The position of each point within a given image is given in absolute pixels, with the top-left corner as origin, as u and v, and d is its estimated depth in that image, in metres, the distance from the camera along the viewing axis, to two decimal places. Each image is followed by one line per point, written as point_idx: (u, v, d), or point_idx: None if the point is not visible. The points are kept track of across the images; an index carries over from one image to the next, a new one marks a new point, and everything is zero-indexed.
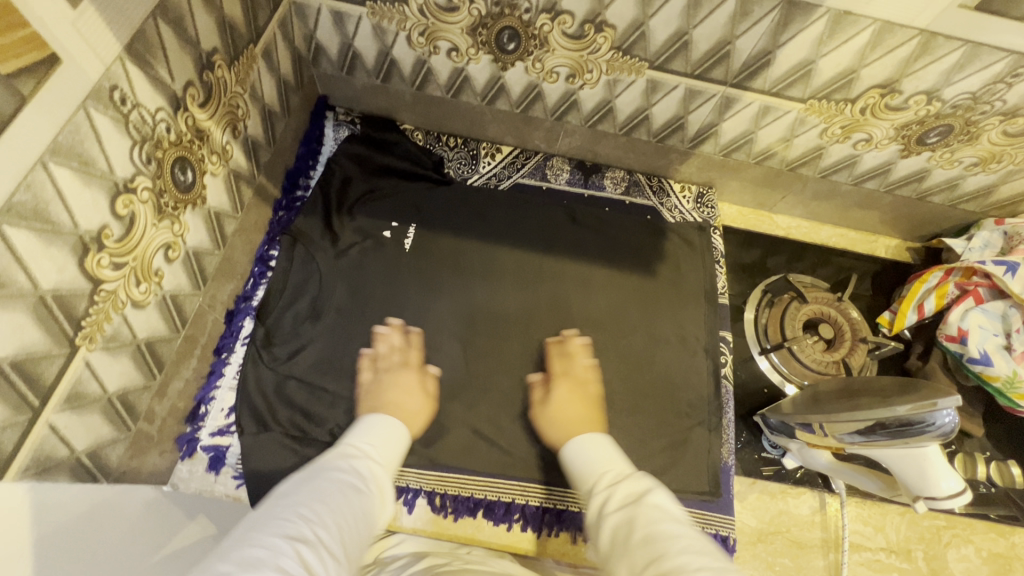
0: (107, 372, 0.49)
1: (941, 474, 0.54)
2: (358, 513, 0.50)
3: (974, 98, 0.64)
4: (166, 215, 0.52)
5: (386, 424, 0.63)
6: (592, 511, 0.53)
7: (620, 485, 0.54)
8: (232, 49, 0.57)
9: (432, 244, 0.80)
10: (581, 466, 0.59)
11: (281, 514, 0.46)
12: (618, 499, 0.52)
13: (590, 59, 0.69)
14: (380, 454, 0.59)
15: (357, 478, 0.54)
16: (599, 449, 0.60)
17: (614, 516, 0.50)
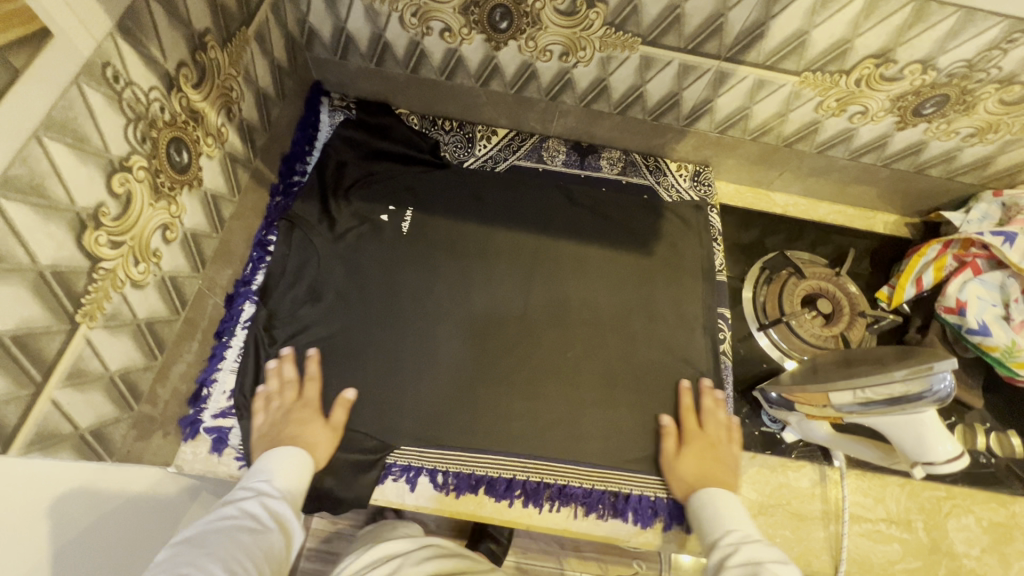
0: (109, 350, 0.49)
1: (938, 438, 0.54)
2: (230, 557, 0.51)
3: (969, 66, 0.64)
4: (162, 195, 0.53)
5: (286, 456, 0.61)
6: (713, 564, 0.57)
7: (753, 545, 0.57)
8: (224, 30, 0.57)
9: (429, 226, 0.80)
10: (706, 515, 0.62)
11: None
12: (747, 557, 0.55)
13: (583, 36, 0.69)
14: (280, 482, 0.60)
15: (234, 523, 0.55)
16: (733, 503, 0.63)
17: (738, 573, 0.54)
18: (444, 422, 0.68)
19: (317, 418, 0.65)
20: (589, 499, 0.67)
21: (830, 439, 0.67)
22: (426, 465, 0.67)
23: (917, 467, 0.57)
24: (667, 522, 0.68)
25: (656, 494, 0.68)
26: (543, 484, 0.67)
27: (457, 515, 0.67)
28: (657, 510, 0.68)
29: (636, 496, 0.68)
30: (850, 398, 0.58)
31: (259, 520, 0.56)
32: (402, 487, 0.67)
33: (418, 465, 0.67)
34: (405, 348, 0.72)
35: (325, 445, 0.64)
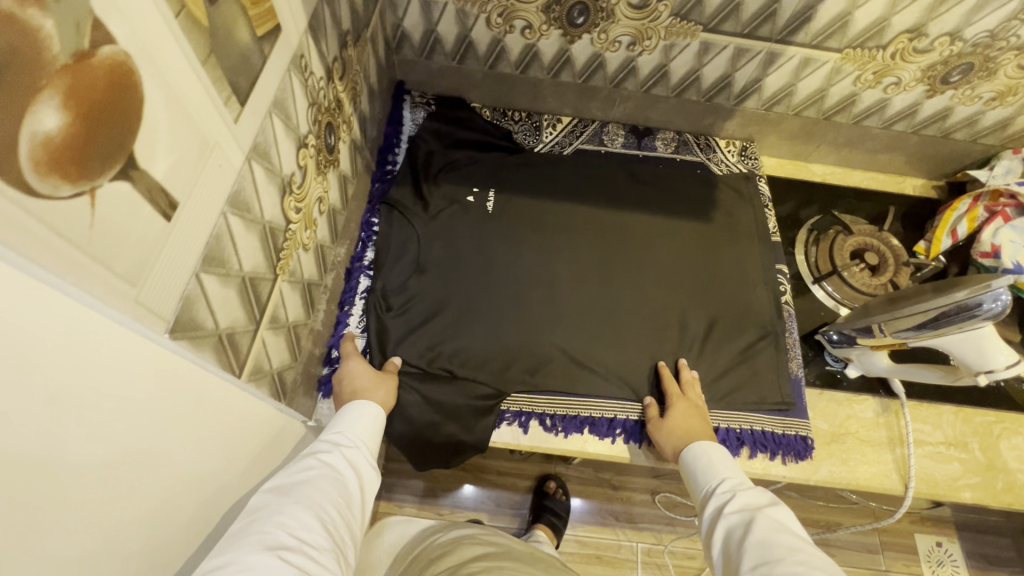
0: (289, 302, 0.57)
1: (995, 349, 0.63)
2: (338, 499, 0.54)
3: (991, 35, 0.74)
4: (321, 172, 0.61)
5: (359, 411, 0.65)
6: (710, 512, 0.60)
7: (744, 491, 0.59)
8: (355, 31, 0.66)
9: (511, 205, 0.89)
10: (699, 468, 0.65)
11: (263, 522, 0.47)
12: (742, 503, 0.58)
13: (651, 26, 0.78)
14: (352, 436, 0.62)
15: (332, 467, 0.57)
16: (723, 456, 0.65)
17: (729, 519, 0.57)
18: (546, 372, 0.76)
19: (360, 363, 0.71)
20: None
21: (890, 369, 0.76)
22: (536, 410, 0.75)
23: (979, 375, 0.66)
24: (753, 450, 0.75)
25: (741, 427, 0.76)
26: (642, 422, 0.75)
27: (567, 453, 0.75)
28: (742, 440, 0.75)
29: (723, 429, 0.75)
30: (912, 323, 0.66)
31: (350, 469, 0.58)
32: (516, 430, 0.75)
33: (528, 410, 0.75)
34: (504, 310, 0.80)
35: (384, 387, 0.69)
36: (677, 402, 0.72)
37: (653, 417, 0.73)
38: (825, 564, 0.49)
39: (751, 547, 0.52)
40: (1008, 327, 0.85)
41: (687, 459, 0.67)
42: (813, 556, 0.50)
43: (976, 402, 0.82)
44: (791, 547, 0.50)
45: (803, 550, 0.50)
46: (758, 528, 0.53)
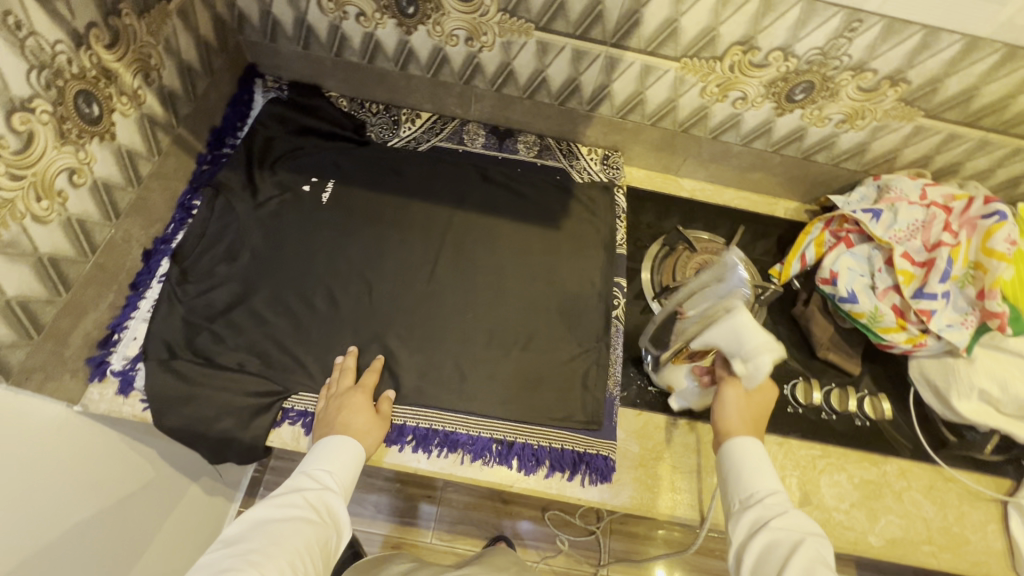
0: (6, 276, 0.54)
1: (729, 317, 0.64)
2: (313, 545, 0.55)
3: (823, 53, 0.71)
4: (70, 141, 0.58)
5: (335, 441, 0.64)
6: (748, 518, 0.57)
7: (791, 510, 0.56)
8: (142, 1, 0.63)
9: (350, 198, 0.85)
10: (743, 468, 0.61)
11: (230, 561, 0.50)
12: (788, 522, 0.55)
13: (483, 21, 0.76)
14: (336, 479, 0.62)
15: (308, 509, 0.58)
16: (766, 461, 0.61)
17: (774, 531, 0.54)
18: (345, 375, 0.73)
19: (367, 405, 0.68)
20: (474, 446, 0.71)
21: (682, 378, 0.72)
22: None
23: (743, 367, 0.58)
24: (551, 470, 0.71)
25: (540, 444, 0.72)
26: (433, 431, 0.71)
27: None
28: (539, 458, 0.71)
29: (519, 444, 0.72)
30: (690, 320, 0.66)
31: (326, 515, 0.59)
32: (298, 430, 0.70)
33: (314, 411, 0.71)
34: (314, 303, 0.77)
35: (375, 432, 0.68)
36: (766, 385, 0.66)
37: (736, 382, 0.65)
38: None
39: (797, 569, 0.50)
40: (847, 359, 0.82)
41: (745, 449, 0.61)
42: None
43: (803, 434, 0.78)
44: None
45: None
46: (809, 550, 0.52)
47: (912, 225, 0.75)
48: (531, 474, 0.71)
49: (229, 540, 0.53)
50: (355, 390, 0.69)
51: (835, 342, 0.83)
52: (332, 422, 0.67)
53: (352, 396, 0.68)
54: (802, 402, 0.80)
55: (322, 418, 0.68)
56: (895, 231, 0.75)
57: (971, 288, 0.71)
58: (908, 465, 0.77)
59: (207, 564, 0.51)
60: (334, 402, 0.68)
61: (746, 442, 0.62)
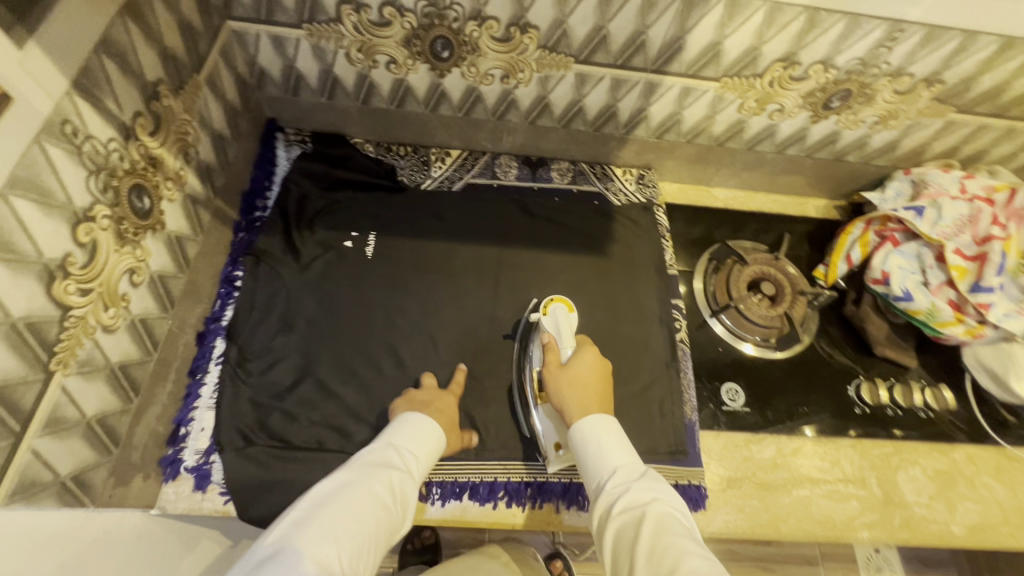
0: (84, 397, 0.50)
1: (563, 317, 0.73)
2: (379, 534, 0.55)
3: (863, 62, 0.72)
4: (127, 241, 0.54)
5: (424, 427, 0.65)
6: (598, 510, 0.55)
7: (631, 486, 0.55)
8: (176, 79, 0.60)
9: (393, 249, 0.83)
10: (591, 454, 0.59)
11: (314, 524, 0.51)
12: (629, 500, 0.54)
13: (520, 59, 0.74)
14: (417, 467, 0.62)
15: (389, 492, 0.57)
16: (613, 436, 0.60)
17: (620, 518, 0.52)
18: None
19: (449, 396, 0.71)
20: (569, 494, 0.70)
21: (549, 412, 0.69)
22: None
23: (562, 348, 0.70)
24: None
25: None
26: (525, 483, 0.70)
27: (444, 524, 0.68)
28: None
29: None
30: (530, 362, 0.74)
31: (401, 501, 0.59)
32: None
33: None
34: (380, 366, 0.74)
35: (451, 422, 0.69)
36: (583, 349, 0.69)
37: (551, 364, 0.67)
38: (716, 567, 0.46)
39: (642, 556, 0.48)
40: (904, 353, 0.85)
41: (578, 435, 0.61)
42: (702, 556, 0.47)
43: (873, 433, 0.80)
44: (679, 550, 0.47)
45: (692, 549, 0.47)
46: (647, 527, 0.50)
47: (957, 220, 0.77)
48: None
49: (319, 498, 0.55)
50: (444, 392, 0.71)
51: (891, 339, 0.85)
52: (420, 406, 0.68)
53: (443, 395, 0.70)
54: (868, 402, 0.82)
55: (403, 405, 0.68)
56: (942, 228, 0.77)
57: None
58: (974, 450, 0.80)
59: (289, 524, 0.52)
60: (422, 392, 0.70)
61: (586, 426, 0.61)
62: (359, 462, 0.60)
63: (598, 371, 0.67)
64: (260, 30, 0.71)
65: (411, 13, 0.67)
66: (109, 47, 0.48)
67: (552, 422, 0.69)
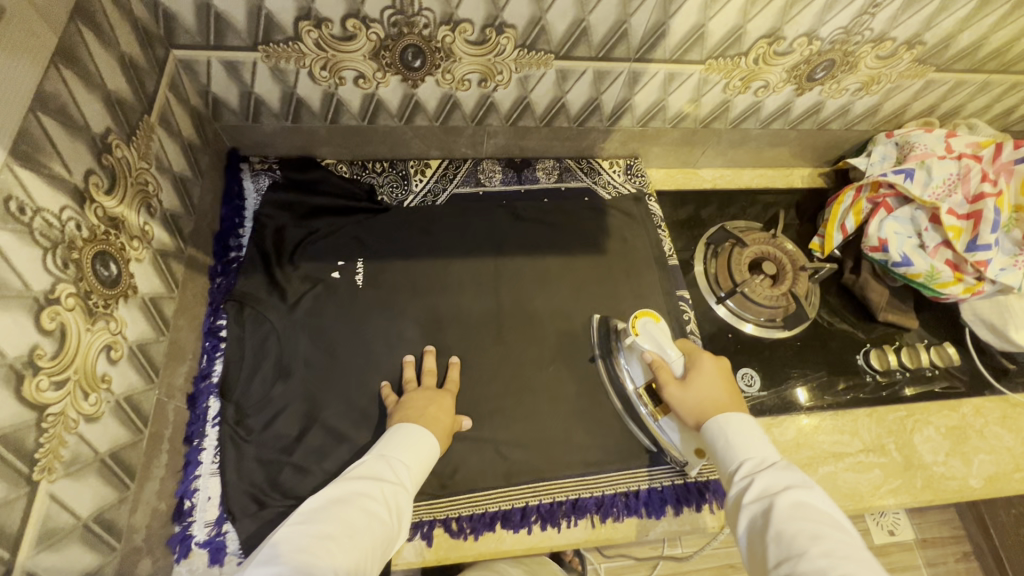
0: (77, 498, 0.45)
1: (654, 330, 0.71)
2: (374, 548, 0.52)
3: (846, 31, 0.70)
4: (99, 316, 0.48)
5: (419, 436, 0.63)
6: (730, 498, 0.55)
7: (765, 474, 0.55)
8: (126, 125, 0.54)
9: (385, 274, 0.78)
10: (720, 449, 0.60)
11: (303, 542, 0.48)
12: (760, 489, 0.53)
13: (498, 60, 0.69)
14: (409, 479, 0.60)
15: (381, 505, 0.55)
16: (746, 432, 0.60)
17: (752, 506, 0.52)
18: (457, 472, 0.68)
19: (442, 395, 0.69)
20: (603, 508, 0.69)
21: (674, 421, 0.68)
22: (439, 515, 0.66)
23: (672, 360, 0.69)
24: (677, 507, 0.70)
25: (662, 484, 0.70)
26: (556, 503, 0.68)
27: (479, 558, 0.66)
28: (665, 497, 0.70)
29: (644, 491, 0.70)
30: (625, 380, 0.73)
31: (395, 515, 0.56)
32: (419, 543, 0.65)
33: (430, 517, 0.66)
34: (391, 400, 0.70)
35: (443, 419, 0.66)
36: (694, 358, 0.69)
37: (672, 379, 0.67)
38: (858, 557, 0.45)
39: (772, 542, 0.48)
40: (906, 316, 0.86)
41: (716, 429, 0.61)
42: (841, 545, 0.46)
43: (884, 399, 0.81)
44: (814, 534, 0.47)
45: (829, 535, 0.47)
46: (780, 515, 0.50)
47: (947, 179, 0.77)
48: (662, 517, 0.69)
49: (308, 515, 0.52)
50: (443, 391, 0.70)
51: (891, 304, 0.86)
52: (415, 414, 0.66)
53: (440, 397, 0.68)
54: (877, 368, 0.83)
55: (400, 408, 0.67)
56: (933, 189, 0.77)
57: (1017, 230, 0.75)
58: (980, 401, 0.82)
59: (280, 539, 0.49)
60: (419, 396, 0.68)
61: (715, 426, 0.62)
62: (348, 474, 0.58)
63: (720, 376, 0.67)
64: (211, 57, 0.64)
65: (377, 24, 0.62)
66: (45, 103, 0.42)
67: (680, 433, 0.68)
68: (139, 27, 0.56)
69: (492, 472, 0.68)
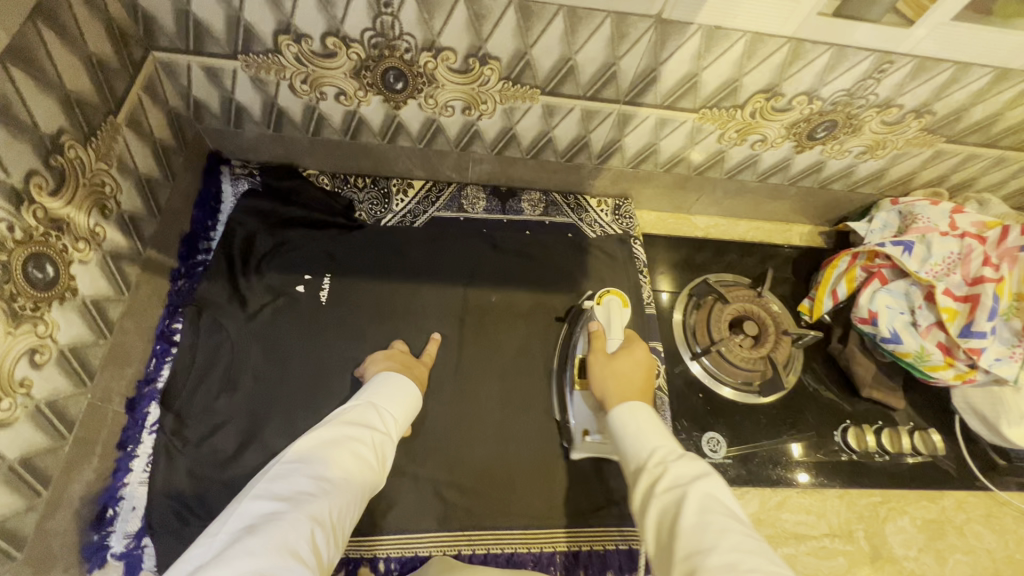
0: None
1: (614, 309, 0.74)
2: (363, 492, 0.54)
3: (849, 94, 0.67)
4: (25, 319, 0.47)
5: (405, 392, 0.64)
6: (640, 490, 0.52)
7: (674, 462, 0.52)
8: (86, 126, 0.53)
9: (350, 293, 0.76)
10: (628, 438, 0.57)
11: (295, 488, 0.49)
12: (670, 480, 0.50)
13: (482, 90, 0.67)
14: (397, 430, 0.61)
15: (371, 453, 0.56)
16: (653, 423, 0.58)
17: (662, 499, 0.49)
18: (391, 510, 0.65)
19: (418, 363, 0.71)
20: (539, 565, 0.66)
21: (587, 400, 0.69)
22: (365, 554, 0.63)
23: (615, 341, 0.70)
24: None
25: (605, 547, 0.67)
26: (491, 555, 0.65)
27: None
28: (608, 562, 0.67)
29: (585, 552, 0.67)
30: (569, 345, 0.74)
31: (383, 462, 0.58)
32: None
33: (357, 555, 0.63)
34: None
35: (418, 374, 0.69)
36: (633, 343, 0.69)
37: (599, 352, 0.67)
38: (764, 551, 0.44)
39: (681, 538, 0.45)
40: (891, 393, 0.81)
41: (617, 418, 0.59)
42: (745, 538, 0.44)
43: (860, 482, 0.76)
44: (721, 529, 0.44)
45: (734, 530, 0.45)
46: (690, 509, 0.47)
47: (948, 257, 0.73)
48: None
49: (303, 458, 0.53)
50: (417, 362, 0.71)
51: (878, 380, 0.81)
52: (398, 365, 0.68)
53: (417, 366, 0.70)
54: (854, 447, 0.77)
55: (382, 359, 0.69)
56: (932, 266, 0.73)
57: (1018, 320, 0.70)
58: (963, 495, 0.77)
59: (278, 479, 0.50)
60: (394, 359, 0.69)
61: (622, 412, 0.59)
62: (337, 419, 0.58)
63: (645, 371, 0.65)
64: (191, 61, 0.63)
65: (357, 45, 0.61)
66: None
67: (588, 408, 0.69)
68: (114, 27, 0.55)
69: (430, 514, 0.66)
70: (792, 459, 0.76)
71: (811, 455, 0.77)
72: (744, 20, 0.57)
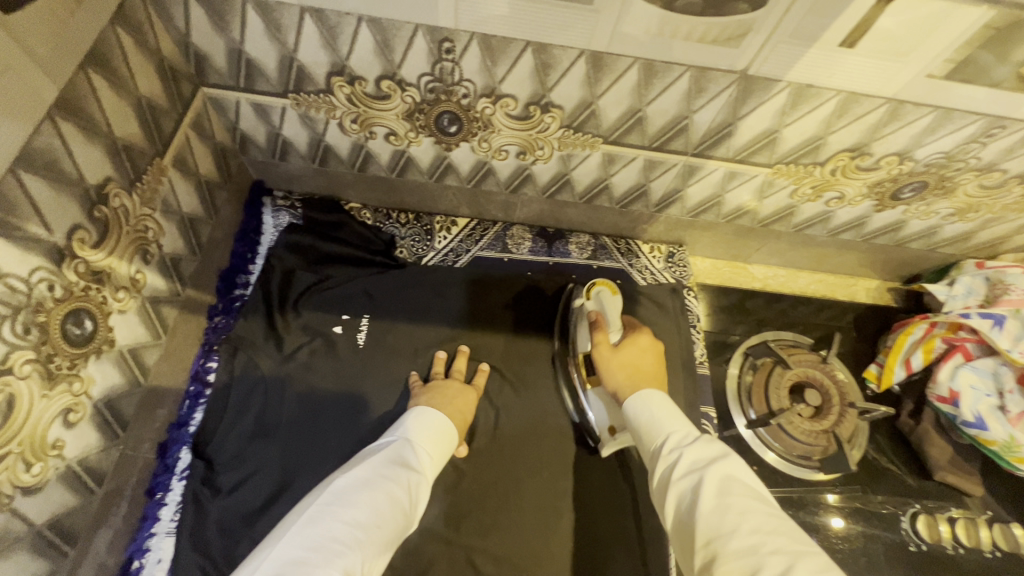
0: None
1: (608, 301, 0.69)
2: (394, 539, 0.49)
3: (947, 157, 0.60)
4: (60, 379, 0.45)
5: (442, 430, 0.61)
6: (658, 478, 0.49)
7: (690, 446, 0.49)
8: (131, 171, 0.51)
9: (388, 336, 0.73)
10: (643, 425, 0.55)
11: (328, 532, 0.44)
12: (686, 464, 0.48)
13: (540, 137, 0.63)
14: (431, 472, 0.57)
15: (407, 496, 0.52)
16: (667, 408, 0.55)
17: (679, 484, 0.47)
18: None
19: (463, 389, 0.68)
20: None
21: (601, 395, 0.67)
22: None
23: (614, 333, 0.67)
24: None
25: None
26: None
27: None
28: None
29: None
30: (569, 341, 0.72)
31: (417, 507, 0.53)
32: None
33: None
34: None
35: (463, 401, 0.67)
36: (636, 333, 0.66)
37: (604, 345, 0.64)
38: (790, 531, 0.41)
39: (699, 522, 0.43)
40: (969, 478, 0.74)
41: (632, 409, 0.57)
42: (768, 516, 0.42)
43: None
44: (742, 511, 0.42)
45: (756, 510, 0.42)
46: (708, 493, 0.44)
47: None
48: None
49: (336, 500, 0.48)
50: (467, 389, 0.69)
51: (954, 463, 0.74)
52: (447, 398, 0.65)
53: (467, 393, 0.68)
54: (925, 538, 0.71)
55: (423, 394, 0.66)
56: None
57: None
58: None
59: (311, 523, 0.45)
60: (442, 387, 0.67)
61: (637, 402, 0.57)
62: (373, 459, 0.54)
63: (654, 356, 0.64)
64: (240, 98, 0.61)
65: (413, 88, 0.57)
66: (31, 161, 0.39)
67: (605, 405, 0.67)
68: (164, 66, 0.53)
69: None
70: (856, 546, 0.70)
71: (877, 544, 0.70)
72: (841, 80, 0.51)
